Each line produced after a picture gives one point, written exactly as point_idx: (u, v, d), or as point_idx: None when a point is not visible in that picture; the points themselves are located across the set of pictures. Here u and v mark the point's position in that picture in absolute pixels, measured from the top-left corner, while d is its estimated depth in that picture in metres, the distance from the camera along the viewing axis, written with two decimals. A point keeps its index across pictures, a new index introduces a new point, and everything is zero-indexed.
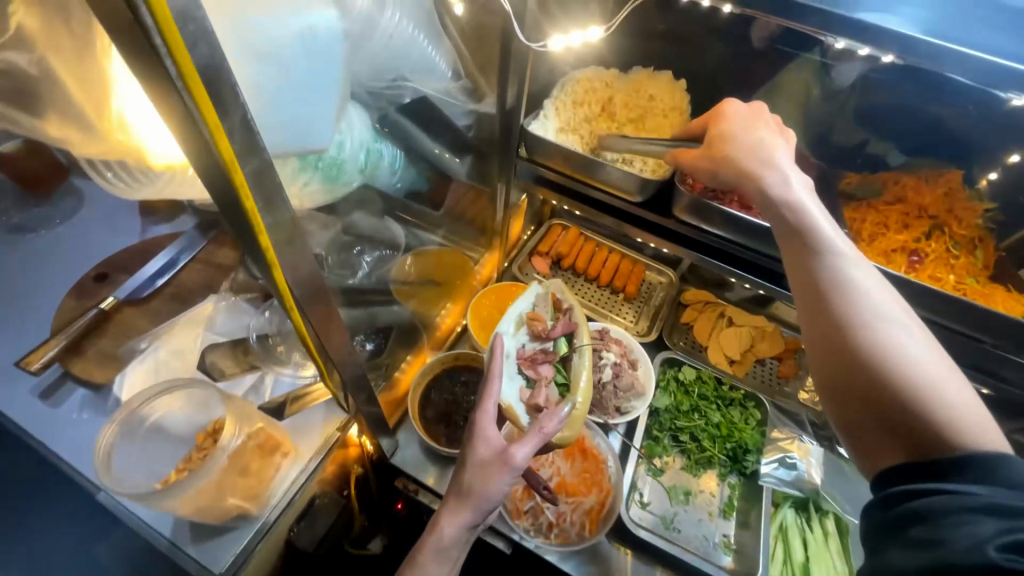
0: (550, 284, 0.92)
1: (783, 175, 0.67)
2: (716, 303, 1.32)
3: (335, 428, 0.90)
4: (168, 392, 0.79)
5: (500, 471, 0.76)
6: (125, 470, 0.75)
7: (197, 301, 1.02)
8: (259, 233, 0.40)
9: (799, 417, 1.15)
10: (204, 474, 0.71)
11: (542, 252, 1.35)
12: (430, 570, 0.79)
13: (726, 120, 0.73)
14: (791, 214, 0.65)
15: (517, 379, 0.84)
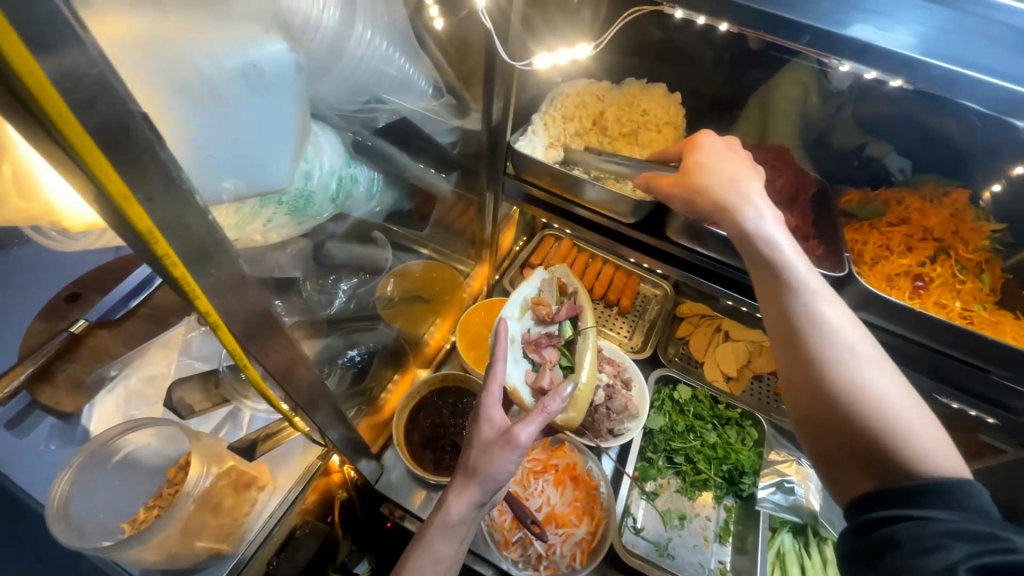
0: (556, 270, 0.96)
1: (758, 211, 0.63)
2: (712, 317, 1.29)
3: (316, 457, 0.88)
4: (135, 430, 0.74)
5: (506, 447, 0.71)
6: (88, 513, 0.69)
7: (172, 323, 0.98)
8: (197, 299, 0.38)
9: (798, 437, 1.12)
10: (170, 520, 0.67)
11: (534, 264, 1.32)
12: (436, 549, 0.72)
13: (703, 151, 0.69)
14: (765, 254, 0.62)
15: (522, 363, 0.88)
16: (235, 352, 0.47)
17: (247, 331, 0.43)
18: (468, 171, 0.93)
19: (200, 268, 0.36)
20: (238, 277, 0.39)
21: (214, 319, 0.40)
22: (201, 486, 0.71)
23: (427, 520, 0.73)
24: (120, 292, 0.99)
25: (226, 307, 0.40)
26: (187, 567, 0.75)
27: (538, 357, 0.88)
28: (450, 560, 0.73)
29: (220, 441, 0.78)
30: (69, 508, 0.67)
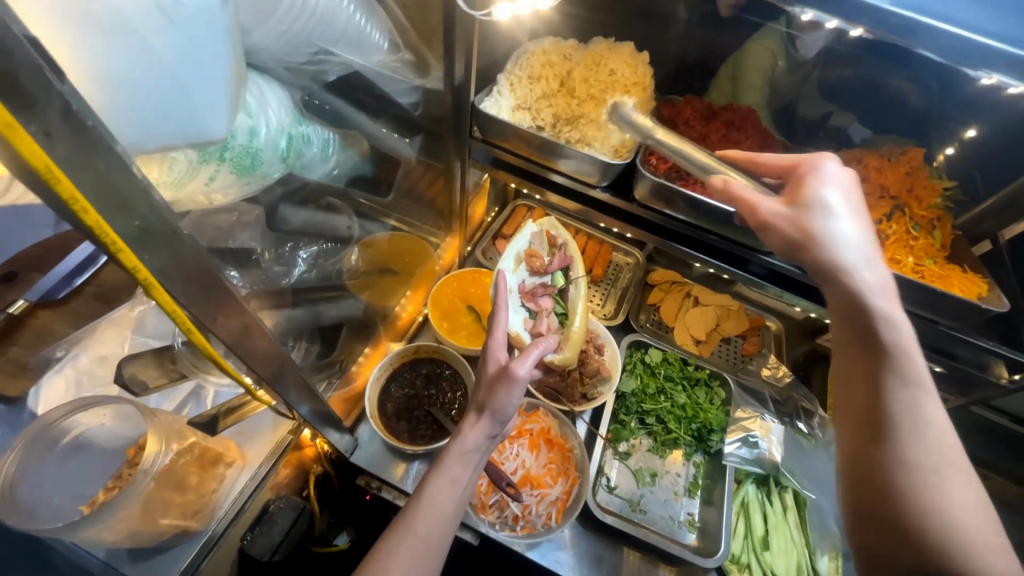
0: (544, 223, 0.95)
1: (870, 273, 0.63)
2: (682, 283, 1.31)
3: (287, 432, 0.86)
4: (87, 408, 0.72)
5: (507, 381, 0.72)
6: (36, 496, 0.66)
7: (122, 301, 0.93)
8: (122, 253, 0.36)
9: (762, 395, 1.17)
10: (126, 499, 0.64)
11: (506, 235, 1.31)
12: (452, 473, 0.73)
13: (817, 184, 0.65)
14: (873, 329, 0.62)
15: (520, 311, 0.87)
16: (177, 316, 0.45)
17: (186, 291, 0.42)
18: (433, 136, 0.90)
19: (123, 219, 0.35)
20: (172, 237, 0.38)
21: (145, 276, 0.38)
22: (160, 464, 0.69)
23: (444, 446, 0.74)
24: (63, 270, 0.89)
25: (160, 265, 0.39)
26: (154, 545, 0.74)
27: (535, 306, 0.89)
28: (466, 483, 0.74)
29: (180, 417, 0.76)
30: (15, 491, 0.64)
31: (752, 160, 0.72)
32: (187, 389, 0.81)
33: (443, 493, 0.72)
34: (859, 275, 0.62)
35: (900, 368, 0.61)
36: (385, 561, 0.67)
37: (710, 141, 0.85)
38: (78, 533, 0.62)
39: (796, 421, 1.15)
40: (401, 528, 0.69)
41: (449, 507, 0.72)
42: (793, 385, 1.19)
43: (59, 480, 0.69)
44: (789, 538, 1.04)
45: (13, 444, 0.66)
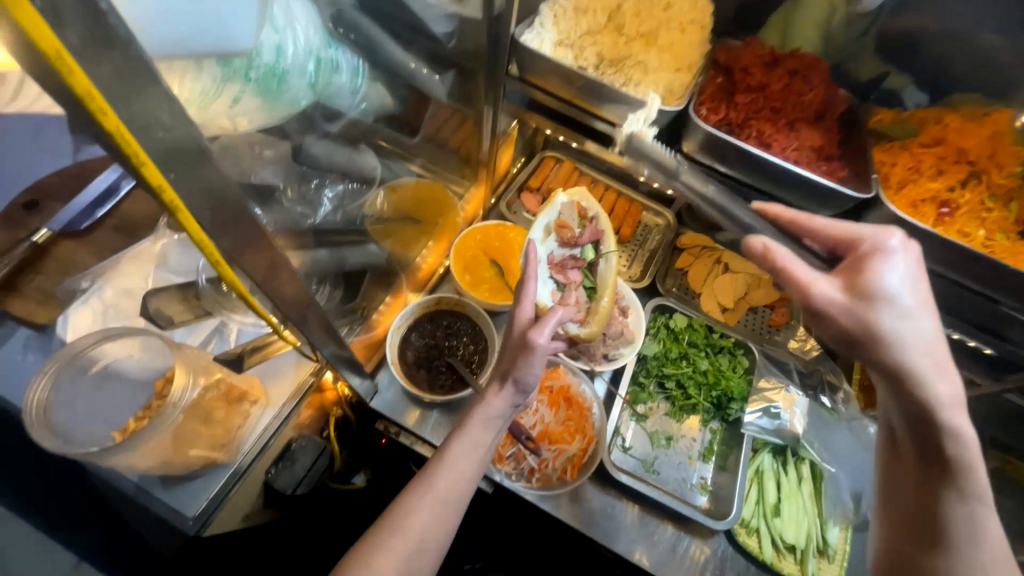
0: (575, 193, 0.91)
1: (941, 382, 0.62)
2: (715, 248, 1.25)
3: (310, 373, 0.86)
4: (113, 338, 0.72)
5: (527, 352, 0.71)
6: (68, 421, 0.68)
7: (143, 235, 0.92)
8: (144, 168, 0.34)
9: (787, 366, 1.15)
10: (156, 429, 0.65)
11: (532, 187, 1.26)
12: (474, 437, 0.73)
13: (885, 269, 0.61)
14: (937, 439, 0.64)
15: (549, 283, 0.85)
16: (203, 245, 0.44)
17: (213, 215, 0.40)
18: (466, 74, 0.83)
19: (146, 128, 0.32)
20: (198, 154, 0.35)
21: (171, 198, 0.37)
22: (188, 398, 0.69)
23: (467, 412, 0.73)
24: (84, 200, 0.91)
25: (186, 185, 0.36)
26: (184, 473, 0.76)
27: (564, 279, 0.86)
28: (488, 447, 0.74)
29: (204, 353, 0.75)
30: (48, 416, 0.66)
31: (800, 222, 0.67)
32: (211, 326, 0.79)
33: (464, 456, 0.72)
34: (932, 383, 0.62)
35: (958, 470, 0.63)
36: (406, 518, 0.68)
37: (769, 90, 0.76)
38: (111, 458, 0.63)
39: (820, 395, 1.12)
40: (421, 489, 0.70)
41: (470, 471, 0.72)
42: (821, 358, 1.15)
43: (90, 408, 0.70)
44: (801, 507, 1.04)
45: (44, 369, 0.67)
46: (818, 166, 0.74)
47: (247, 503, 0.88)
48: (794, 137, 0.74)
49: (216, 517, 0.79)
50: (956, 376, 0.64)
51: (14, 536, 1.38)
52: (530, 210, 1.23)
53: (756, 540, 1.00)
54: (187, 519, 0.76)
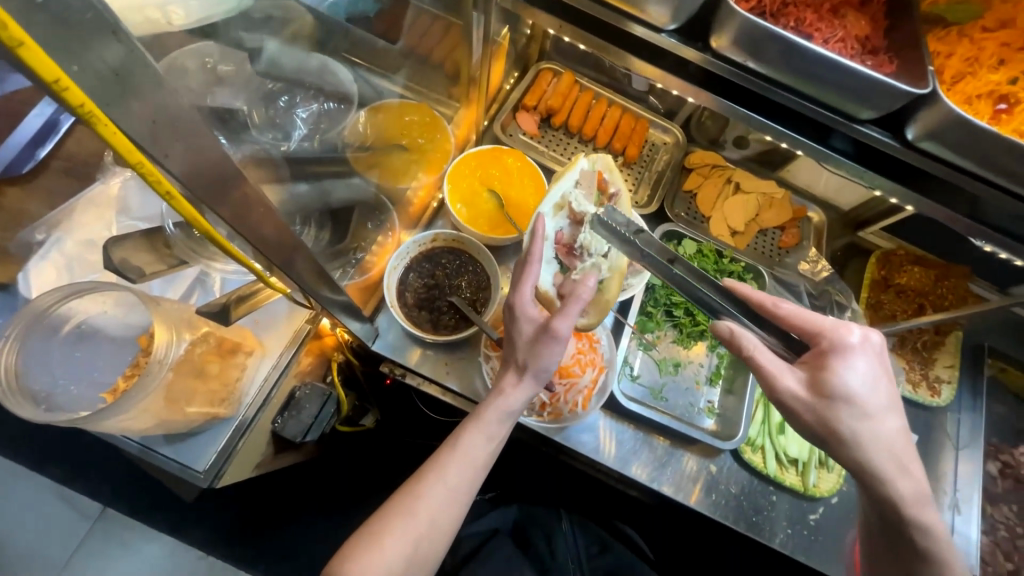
0: (596, 162, 0.89)
1: (903, 482, 0.71)
2: (724, 167, 1.20)
3: (305, 321, 0.82)
4: (82, 293, 0.65)
5: (551, 341, 0.74)
6: (49, 384, 0.63)
7: (96, 178, 0.81)
8: (23, 49, 0.28)
9: (796, 287, 1.14)
10: (144, 390, 0.60)
11: (529, 106, 1.16)
12: (486, 423, 0.76)
13: (848, 368, 0.69)
14: (909, 529, 0.72)
15: (552, 265, 0.86)
16: (147, 171, 0.39)
17: (141, 124, 0.33)
18: None
19: None
20: (107, 36, 0.29)
21: (78, 99, 0.30)
22: (175, 355, 0.64)
23: (484, 400, 0.77)
24: (19, 140, 0.77)
25: (100, 83, 0.30)
26: (187, 430, 0.74)
27: (571, 263, 0.86)
28: (500, 438, 0.78)
29: (187, 306, 0.70)
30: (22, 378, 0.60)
31: (783, 313, 0.75)
32: (192, 274, 0.73)
33: (479, 447, 0.76)
34: (891, 481, 0.71)
35: (921, 548, 0.72)
36: (416, 501, 0.72)
37: None
38: (103, 421, 0.59)
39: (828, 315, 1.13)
40: (433, 477, 0.74)
41: (479, 456, 0.76)
42: (829, 279, 1.15)
43: (71, 369, 0.65)
44: None
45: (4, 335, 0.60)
46: (864, 59, 0.65)
47: (259, 452, 0.87)
48: (839, 25, 0.65)
49: (228, 468, 0.78)
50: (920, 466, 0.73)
51: (38, 489, 1.41)
52: (528, 132, 1.16)
53: (760, 456, 1.02)
54: (198, 473, 0.75)
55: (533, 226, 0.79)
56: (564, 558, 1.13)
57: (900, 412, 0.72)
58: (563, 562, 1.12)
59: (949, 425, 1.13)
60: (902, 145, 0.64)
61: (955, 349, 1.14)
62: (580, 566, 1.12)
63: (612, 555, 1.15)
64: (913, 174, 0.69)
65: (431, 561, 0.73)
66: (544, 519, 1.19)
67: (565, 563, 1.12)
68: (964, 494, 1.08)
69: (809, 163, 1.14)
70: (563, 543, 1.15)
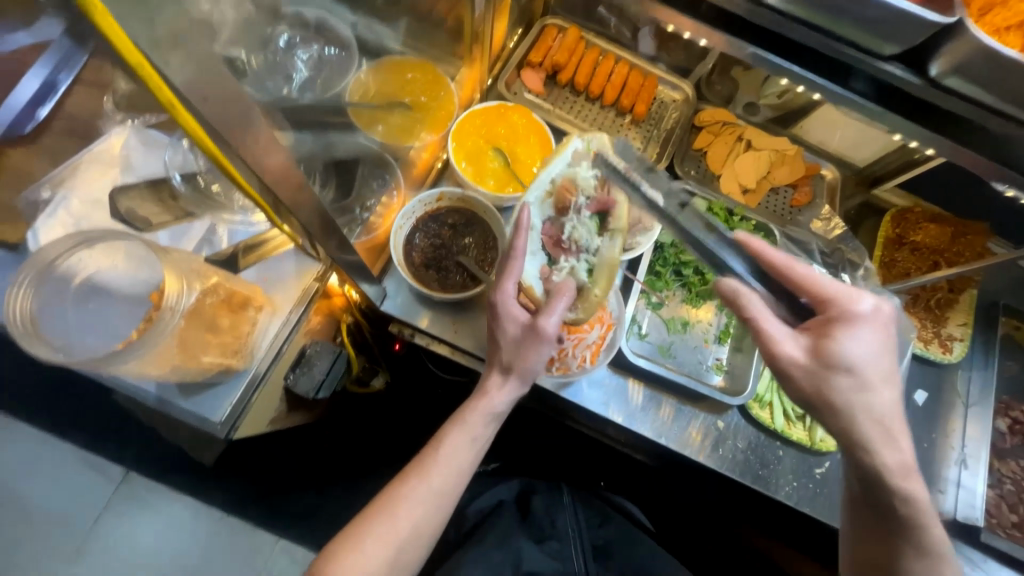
0: (590, 138, 0.81)
1: (892, 454, 0.71)
2: (735, 125, 1.17)
3: (313, 279, 0.82)
4: (87, 244, 0.66)
5: (536, 338, 0.79)
6: (65, 333, 0.64)
7: (98, 136, 0.80)
8: None
9: (808, 246, 1.11)
10: (158, 335, 0.63)
11: (534, 62, 1.13)
12: (473, 424, 0.80)
13: (852, 337, 0.67)
14: (897, 504, 0.73)
15: (539, 257, 0.84)
16: (146, 73, 0.39)
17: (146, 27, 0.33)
18: None
19: None
20: None
21: None
22: (188, 303, 0.66)
23: (470, 402, 0.81)
24: (18, 101, 0.76)
25: None
26: (204, 381, 0.76)
27: (557, 255, 0.84)
28: (484, 437, 0.82)
29: (195, 256, 0.70)
30: (42, 326, 0.62)
31: (794, 273, 0.72)
32: (199, 231, 0.72)
33: (463, 447, 0.80)
34: (876, 450, 0.70)
35: (903, 519, 0.73)
36: (399, 506, 0.75)
37: None
38: (122, 365, 0.63)
39: (839, 273, 1.11)
40: (416, 481, 0.77)
41: (463, 461, 0.79)
42: (843, 238, 1.12)
43: (89, 320, 0.66)
44: None
45: (20, 282, 0.61)
46: None
47: (272, 407, 0.89)
48: None
49: (244, 420, 0.80)
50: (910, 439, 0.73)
51: (62, 455, 1.46)
52: (532, 90, 1.13)
53: (768, 412, 1.02)
54: (216, 423, 0.78)
55: (517, 217, 0.79)
56: (564, 527, 1.15)
57: (897, 383, 0.71)
58: (563, 530, 1.14)
59: (959, 383, 1.12)
60: (929, 85, 0.62)
61: (968, 306, 1.13)
62: (579, 533, 1.13)
63: (613, 527, 1.17)
64: (938, 116, 0.66)
65: (411, 566, 0.76)
66: (546, 490, 1.22)
67: (565, 531, 1.14)
68: (971, 450, 1.08)
69: (825, 117, 1.10)
70: (564, 516, 1.17)
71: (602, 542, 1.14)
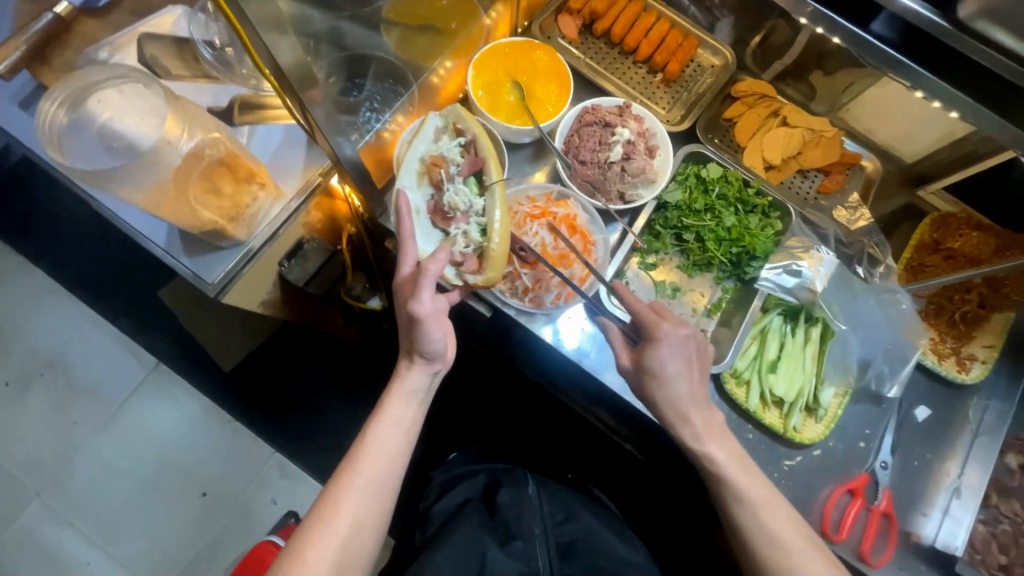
0: (448, 114, 0.89)
1: (690, 425, 0.82)
2: (773, 100, 1.11)
3: (317, 174, 0.88)
4: (116, 84, 0.70)
5: (417, 325, 0.82)
6: (79, 152, 0.69)
7: (156, 12, 0.89)
8: None
9: (825, 232, 1.04)
10: (151, 170, 0.69)
11: (573, 10, 1.12)
12: (395, 409, 0.85)
13: (652, 351, 0.82)
14: (704, 465, 0.82)
15: (432, 234, 0.90)
16: None
17: None
18: None
19: None
20: None
21: None
22: (187, 149, 0.71)
23: (386, 389, 0.85)
24: None
25: None
26: (208, 242, 0.84)
27: (448, 228, 0.90)
28: (410, 421, 0.86)
29: (208, 114, 0.75)
30: (63, 141, 0.69)
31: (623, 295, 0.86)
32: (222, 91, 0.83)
33: (390, 430, 0.83)
34: (674, 426, 0.83)
35: (709, 473, 0.82)
36: (336, 502, 0.77)
37: None
38: (132, 188, 0.71)
39: (854, 265, 1.05)
40: (348, 475, 0.79)
41: (392, 443, 0.83)
42: (866, 229, 1.05)
43: (92, 145, 0.70)
44: (800, 367, 1.00)
45: (56, 100, 0.69)
46: None
47: (266, 290, 0.98)
48: None
49: (235, 287, 0.88)
50: (706, 412, 0.83)
51: None
52: (567, 37, 1.13)
53: (744, 390, 0.98)
54: (209, 285, 0.85)
55: (396, 204, 0.85)
56: (529, 525, 1.12)
57: (697, 380, 0.84)
58: (528, 529, 1.11)
59: (972, 410, 1.02)
60: (953, 27, 0.60)
61: (1000, 330, 1.02)
62: (545, 533, 1.11)
63: (577, 525, 1.12)
64: (967, 71, 0.62)
65: (364, 555, 0.78)
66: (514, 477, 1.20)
67: (530, 531, 1.11)
68: (968, 479, 0.99)
69: (881, 100, 1.00)
70: (529, 509, 1.14)
71: (567, 539, 1.11)
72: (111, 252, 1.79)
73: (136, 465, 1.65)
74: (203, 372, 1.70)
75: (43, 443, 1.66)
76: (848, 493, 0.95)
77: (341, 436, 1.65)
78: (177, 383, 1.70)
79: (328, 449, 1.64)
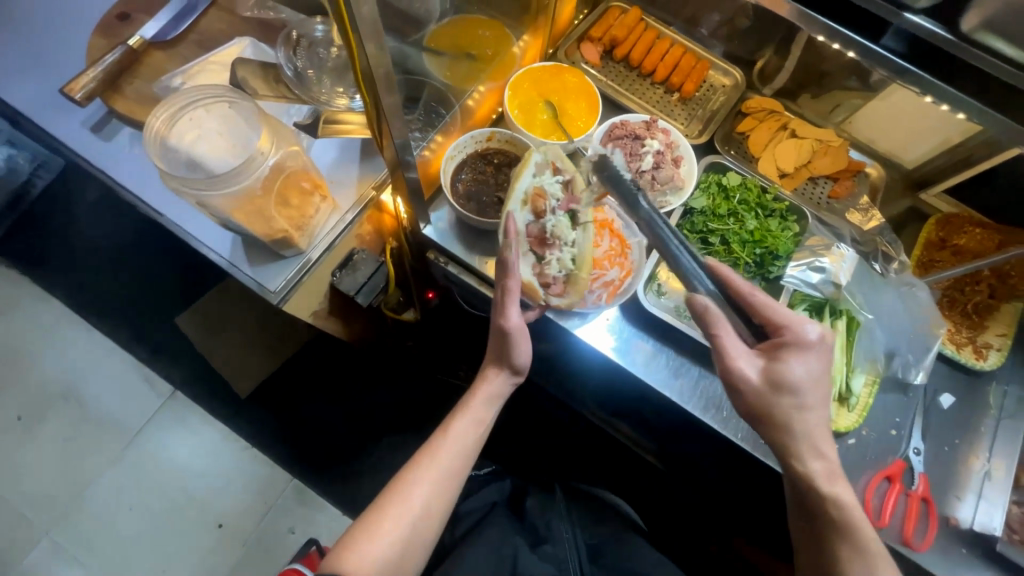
0: (550, 154, 0.97)
1: (818, 462, 0.77)
2: (782, 115, 1.21)
3: (370, 187, 0.94)
4: (205, 105, 0.78)
5: (507, 338, 0.86)
6: (171, 162, 0.75)
7: (224, 42, 0.97)
8: None
9: (840, 232, 1.12)
10: (240, 177, 0.74)
11: (595, 38, 1.22)
12: (473, 405, 0.88)
13: (800, 355, 0.76)
14: (833, 511, 0.76)
15: (529, 256, 0.94)
16: None
17: None
18: None
19: None
20: None
21: None
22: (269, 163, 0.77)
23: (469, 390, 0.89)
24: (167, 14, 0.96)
25: None
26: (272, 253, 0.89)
27: (544, 252, 0.95)
28: (488, 421, 0.89)
29: (290, 132, 0.83)
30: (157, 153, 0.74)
31: (757, 298, 0.81)
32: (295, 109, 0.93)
33: (467, 425, 0.86)
34: (803, 459, 0.77)
35: (832, 522, 0.76)
36: (410, 487, 0.79)
37: None
38: (208, 194, 0.74)
39: (872, 262, 1.11)
40: (428, 457, 0.82)
41: (470, 439, 0.86)
42: (878, 230, 1.14)
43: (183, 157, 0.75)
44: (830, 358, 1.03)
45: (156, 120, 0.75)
46: None
47: (315, 301, 1.01)
48: None
49: (293, 295, 0.92)
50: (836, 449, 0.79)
51: None
52: (590, 62, 1.22)
53: None
54: (268, 292, 0.90)
55: (504, 225, 0.88)
56: (558, 529, 1.12)
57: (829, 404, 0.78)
58: (557, 533, 1.12)
59: (992, 396, 1.07)
60: (960, 40, 0.67)
61: (1010, 320, 1.08)
62: (574, 534, 1.12)
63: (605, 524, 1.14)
64: (964, 73, 0.70)
65: (422, 540, 0.78)
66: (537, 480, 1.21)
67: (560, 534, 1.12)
68: (994, 462, 1.03)
69: (882, 110, 1.10)
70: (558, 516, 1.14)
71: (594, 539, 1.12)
72: (135, 279, 1.82)
73: (156, 493, 1.63)
74: (224, 396, 1.70)
75: (59, 474, 1.64)
76: (885, 479, 0.99)
77: (363, 456, 1.64)
78: (199, 408, 1.70)
79: (350, 471, 1.63)
